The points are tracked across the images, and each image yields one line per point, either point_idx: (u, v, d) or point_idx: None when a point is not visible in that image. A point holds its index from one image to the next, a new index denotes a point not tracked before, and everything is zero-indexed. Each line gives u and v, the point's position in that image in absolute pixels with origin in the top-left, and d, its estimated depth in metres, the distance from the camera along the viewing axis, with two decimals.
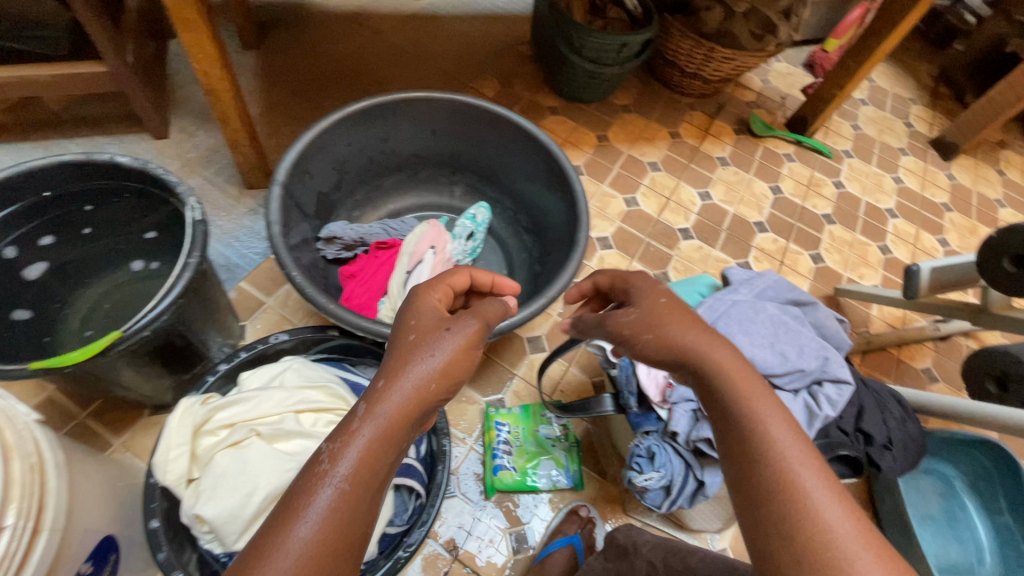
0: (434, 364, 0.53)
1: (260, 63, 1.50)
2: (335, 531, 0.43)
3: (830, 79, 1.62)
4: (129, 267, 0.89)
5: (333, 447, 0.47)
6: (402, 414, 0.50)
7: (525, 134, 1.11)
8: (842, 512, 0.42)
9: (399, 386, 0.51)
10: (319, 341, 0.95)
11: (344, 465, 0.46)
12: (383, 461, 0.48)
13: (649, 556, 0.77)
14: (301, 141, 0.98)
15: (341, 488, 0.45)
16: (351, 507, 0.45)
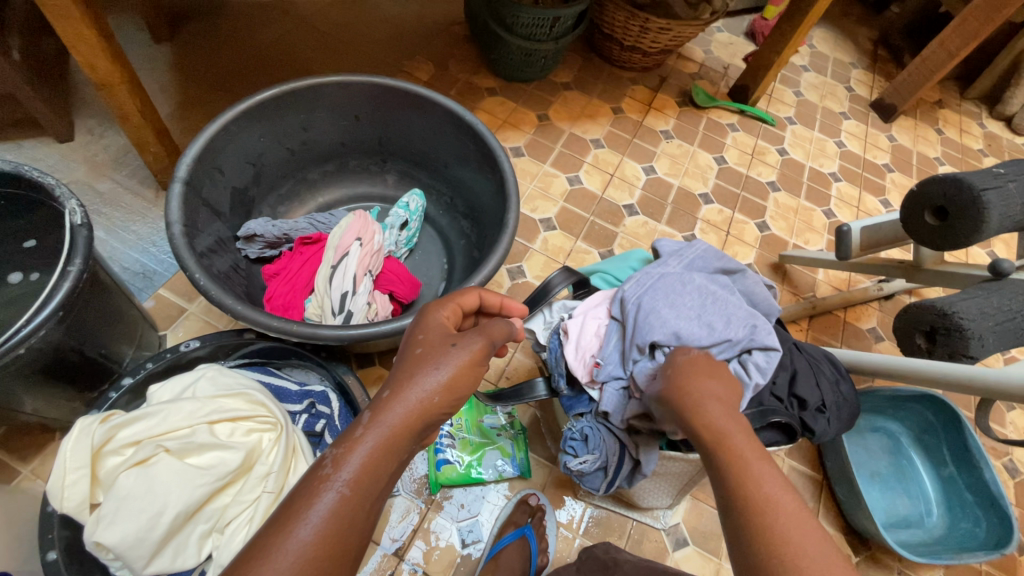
0: (440, 375, 0.51)
1: (174, 58, 1.42)
2: (335, 538, 0.41)
3: (767, 45, 1.61)
4: (16, 281, 0.82)
5: (337, 453, 0.45)
6: (410, 421, 0.49)
7: (450, 114, 1.06)
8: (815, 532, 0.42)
9: (404, 398, 0.49)
10: (238, 346, 0.90)
11: (346, 468, 0.44)
12: (384, 471, 0.46)
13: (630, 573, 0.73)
14: (204, 134, 0.91)
15: (342, 493, 0.43)
16: (345, 515, 0.42)
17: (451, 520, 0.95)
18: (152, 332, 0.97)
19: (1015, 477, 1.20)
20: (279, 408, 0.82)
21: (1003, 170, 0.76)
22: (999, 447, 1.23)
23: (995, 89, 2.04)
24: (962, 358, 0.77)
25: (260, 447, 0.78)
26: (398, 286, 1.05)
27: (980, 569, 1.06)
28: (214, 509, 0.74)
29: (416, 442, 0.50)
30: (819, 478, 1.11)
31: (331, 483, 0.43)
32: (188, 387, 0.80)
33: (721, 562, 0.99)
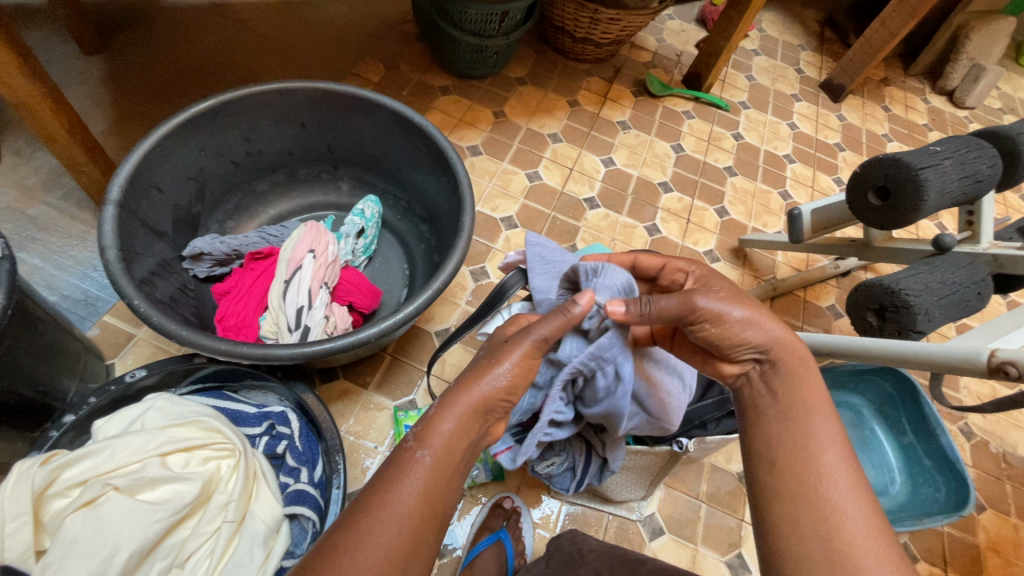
0: (509, 363, 0.51)
1: (107, 71, 1.35)
2: (431, 499, 0.44)
3: (717, 32, 1.63)
4: None
5: (420, 433, 0.47)
6: (483, 403, 0.50)
7: (399, 117, 1.04)
8: (860, 518, 0.44)
9: (473, 386, 0.50)
10: (189, 372, 0.86)
11: (432, 444, 0.46)
12: (461, 451, 0.47)
13: (594, 564, 0.73)
14: (137, 151, 0.86)
15: (430, 467, 0.45)
16: (433, 486, 0.45)
17: None
18: (97, 362, 0.93)
19: (971, 440, 1.25)
20: (236, 433, 0.79)
21: (939, 148, 0.78)
22: (955, 412, 1.28)
23: (936, 65, 2.11)
24: (911, 334, 0.79)
25: (219, 474, 0.75)
26: (356, 297, 1.02)
27: (943, 532, 1.10)
28: (172, 544, 0.70)
29: (487, 424, 0.51)
30: None
31: (421, 460, 0.45)
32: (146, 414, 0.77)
33: (697, 548, 1.00)
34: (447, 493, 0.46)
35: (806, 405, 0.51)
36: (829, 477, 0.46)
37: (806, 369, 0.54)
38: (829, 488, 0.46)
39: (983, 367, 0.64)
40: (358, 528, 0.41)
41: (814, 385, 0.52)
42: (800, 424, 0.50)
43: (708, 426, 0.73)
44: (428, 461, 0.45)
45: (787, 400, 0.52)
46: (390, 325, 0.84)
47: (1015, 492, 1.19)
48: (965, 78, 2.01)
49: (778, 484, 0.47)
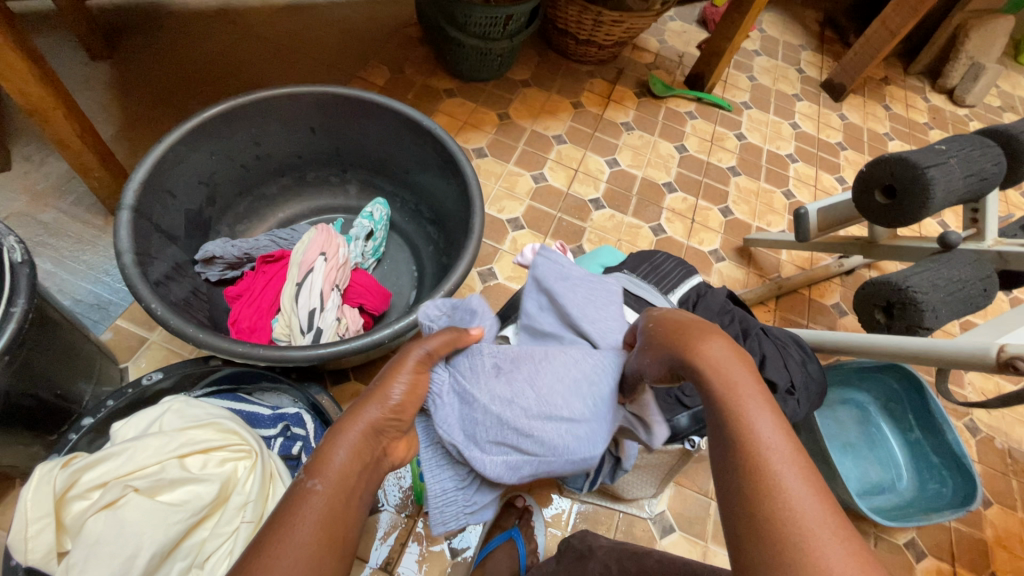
0: (401, 381, 0.51)
1: (114, 77, 1.36)
2: (332, 528, 0.38)
3: (719, 32, 1.64)
4: None
5: (311, 462, 0.42)
6: (376, 424, 0.46)
7: (407, 120, 1.05)
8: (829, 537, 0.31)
9: (368, 406, 0.46)
10: (204, 375, 0.87)
11: (328, 471, 0.41)
12: (362, 472, 0.43)
13: (604, 559, 0.73)
14: (150, 156, 0.87)
15: (330, 495, 0.39)
16: (334, 511, 0.39)
17: (438, 529, 0.94)
18: (112, 365, 0.93)
19: (976, 436, 1.26)
20: (253, 434, 0.79)
21: (944, 147, 0.79)
22: (960, 409, 1.29)
23: (936, 64, 2.12)
24: (918, 330, 0.79)
25: (236, 476, 0.75)
26: (367, 299, 1.03)
27: (949, 527, 1.11)
28: (191, 545, 0.70)
29: (382, 444, 0.47)
30: None
31: (314, 488, 0.39)
32: (151, 420, 0.77)
33: (707, 545, 1.01)
34: (349, 519, 0.39)
35: (735, 407, 0.39)
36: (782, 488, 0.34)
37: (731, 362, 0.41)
38: (782, 505, 0.33)
39: (992, 363, 0.65)
40: (246, 570, 0.34)
41: (740, 383, 0.40)
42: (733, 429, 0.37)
43: None
44: (322, 488, 0.39)
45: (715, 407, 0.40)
46: (403, 327, 0.85)
47: (1021, 487, 1.20)
48: (965, 76, 2.03)
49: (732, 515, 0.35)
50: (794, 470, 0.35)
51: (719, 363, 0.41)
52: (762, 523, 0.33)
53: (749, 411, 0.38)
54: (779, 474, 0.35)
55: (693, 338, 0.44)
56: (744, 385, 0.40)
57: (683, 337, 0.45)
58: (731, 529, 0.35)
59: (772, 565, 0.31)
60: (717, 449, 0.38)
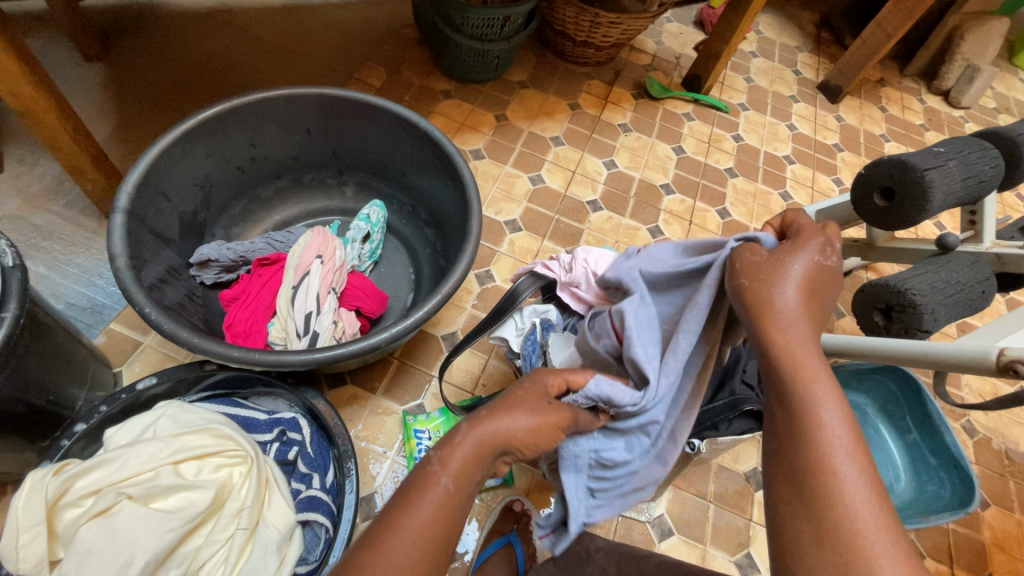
0: (536, 416, 0.48)
1: (107, 77, 1.35)
2: (443, 528, 0.40)
3: (716, 34, 1.64)
4: None
5: (442, 454, 0.44)
6: (502, 439, 0.47)
7: (404, 122, 1.05)
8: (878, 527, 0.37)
9: (495, 425, 0.46)
10: (198, 379, 0.86)
11: (455, 471, 0.43)
12: (477, 485, 0.44)
13: (604, 564, 0.73)
14: (144, 158, 0.86)
15: (450, 494, 0.42)
16: (450, 513, 0.41)
17: None
18: (105, 370, 0.92)
19: (974, 437, 1.26)
20: (248, 439, 0.78)
21: (943, 149, 0.79)
22: (957, 410, 1.29)
23: (931, 66, 2.13)
24: (917, 333, 0.79)
25: (231, 482, 0.74)
26: (364, 301, 1.02)
27: (948, 529, 1.11)
28: (186, 553, 0.69)
29: (501, 463, 0.47)
30: None
31: (442, 486, 0.42)
32: (145, 425, 0.76)
33: (706, 548, 1.01)
34: (458, 520, 0.42)
35: (810, 392, 0.42)
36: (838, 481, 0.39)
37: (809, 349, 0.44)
38: (839, 498, 0.38)
39: (993, 366, 0.66)
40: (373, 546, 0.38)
41: (820, 368, 0.43)
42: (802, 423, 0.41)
43: (720, 427, 0.74)
44: (450, 488, 0.42)
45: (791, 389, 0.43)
46: (400, 330, 0.84)
47: (1018, 488, 1.20)
48: (960, 78, 2.03)
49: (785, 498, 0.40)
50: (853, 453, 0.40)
51: (797, 350, 0.44)
52: (816, 500, 0.39)
53: (820, 397, 0.42)
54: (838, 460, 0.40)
55: (790, 311, 0.45)
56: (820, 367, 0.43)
57: (775, 309, 0.45)
58: (782, 500, 0.41)
59: (821, 538, 0.37)
60: (781, 426, 0.43)
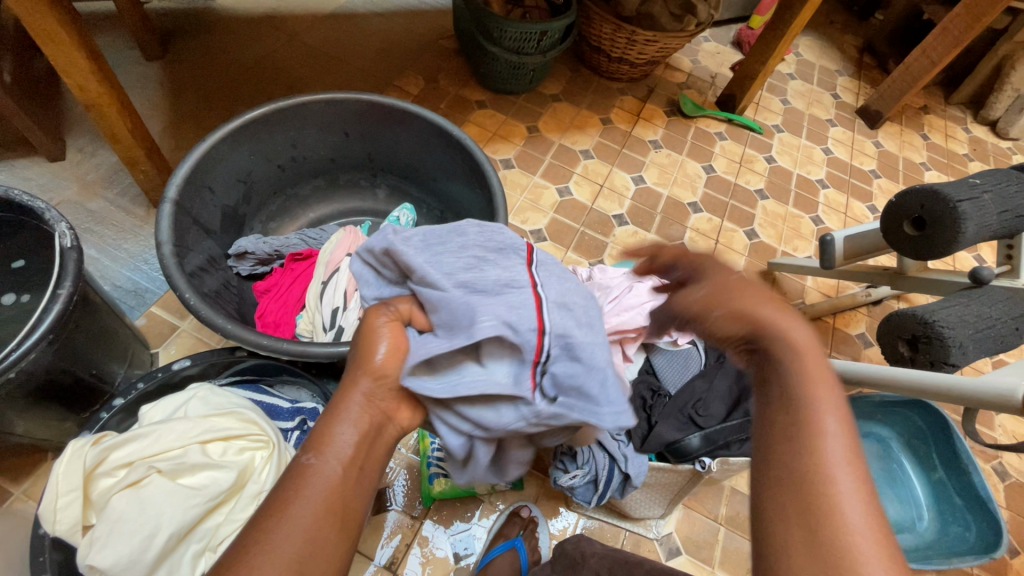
0: (386, 342, 0.51)
1: (164, 76, 1.43)
2: (336, 503, 0.42)
3: (753, 55, 1.64)
4: None
5: (313, 442, 0.45)
6: (372, 398, 0.49)
7: (437, 131, 1.08)
8: (870, 524, 0.36)
9: (360, 390, 0.49)
10: (229, 364, 0.90)
11: (328, 451, 0.44)
12: (367, 457, 0.46)
13: (596, 569, 0.74)
14: (193, 154, 0.92)
15: (332, 476, 0.43)
16: (338, 493, 0.43)
17: (444, 533, 0.95)
18: (144, 350, 0.98)
19: (1004, 480, 1.22)
20: (271, 425, 0.81)
21: (978, 181, 0.78)
22: (989, 451, 1.24)
23: (978, 95, 2.07)
24: (943, 366, 0.78)
25: (253, 465, 0.77)
26: None
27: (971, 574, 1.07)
28: (207, 529, 0.73)
29: (383, 420, 0.50)
30: None
31: (308, 465, 0.43)
32: (177, 405, 0.80)
33: (714, 571, 0.99)
34: (352, 493, 0.44)
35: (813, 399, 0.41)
36: (838, 484, 0.37)
37: (808, 354, 0.45)
38: (838, 498, 0.36)
39: (1017, 405, 0.64)
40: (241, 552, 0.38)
41: (825, 375, 0.43)
42: (798, 411, 0.41)
43: (732, 447, 0.75)
44: (317, 465, 0.43)
45: (792, 390, 0.42)
46: None
47: None
48: (1009, 109, 1.97)
49: (767, 484, 0.39)
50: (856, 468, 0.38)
51: (798, 340, 0.45)
52: (807, 493, 0.37)
53: (819, 391, 0.42)
54: (837, 469, 0.37)
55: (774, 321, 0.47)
56: (825, 377, 0.43)
57: (768, 323, 0.47)
58: (766, 489, 0.39)
59: (808, 530, 0.36)
60: (777, 406, 0.42)
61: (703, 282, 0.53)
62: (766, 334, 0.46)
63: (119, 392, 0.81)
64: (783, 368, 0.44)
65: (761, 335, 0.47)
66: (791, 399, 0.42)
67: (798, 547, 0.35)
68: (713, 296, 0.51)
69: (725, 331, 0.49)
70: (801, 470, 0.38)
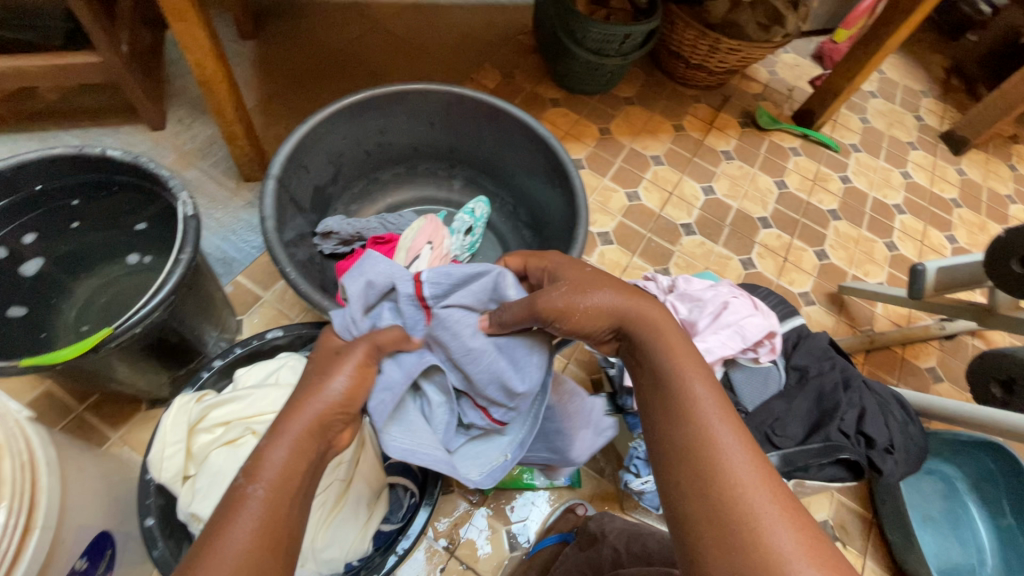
0: (343, 375, 0.53)
1: (257, 55, 1.49)
2: (270, 531, 0.41)
3: (839, 71, 1.59)
4: (125, 260, 0.88)
5: (247, 466, 0.44)
6: (318, 422, 0.49)
7: (523, 127, 1.09)
8: (748, 460, 0.44)
9: (302, 412, 0.49)
10: (315, 337, 0.94)
11: (263, 477, 0.43)
12: (304, 475, 0.46)
13: (614, 544, 0.79)
14: (295, 134, 0.96)
15: (267, 496, 0.42)
16: (273, 516, 0.42)
17: (499, 520, 0.97)
18: (232, 317, 1.04)
19: None
20: None
21: None
22: None
23: None
24: None
25: None
26: None
27: None
28: None
29: (326, 441, 0.50)
30: (868, 516, 1.08)
31: (252, 495, 0.42)
32: (269, 371, 0.85)
33: None
34: (291, 519, 0.43)
35: (678, 369, 0.50)
36: (716, 435, 0.46)
37: (659, 328, 0.55)
38: (719, 448, 0.45)
39: None
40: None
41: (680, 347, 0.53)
42: (672, 384, 0.50)
43: (810, 470, 0.74)
44: (261, 494, 0.42)
45: (659, 362, 0.53)
46: None
47: None
48: None
49: (665, 454, 0.47)
50: (725, 419, 0.47)
51: (653, 322, 0.55)
52: (694, 452, 0.45)
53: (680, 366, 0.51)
54: (709, 419, 0.47)
55: (619, 305, 0.57)
56: (684, 348, 0.54)
57: (625, 309, 0.56)
58: (666, 460, 0.47)
59: (699, 485, 0.44)
60: (654, 390, 0.52)
61: (566, 276, 0.61)
62: (625, 321, 0.56)
63: (218, 354, 0.85)
64: (649, 346, 0.54)
65: (626, 319, 0.56)
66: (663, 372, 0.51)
67: (694, 500, 0.43)
68: (577, 291, 0.58)
69: (596, 328, 0.58)
70: (682, 432, 0.47)
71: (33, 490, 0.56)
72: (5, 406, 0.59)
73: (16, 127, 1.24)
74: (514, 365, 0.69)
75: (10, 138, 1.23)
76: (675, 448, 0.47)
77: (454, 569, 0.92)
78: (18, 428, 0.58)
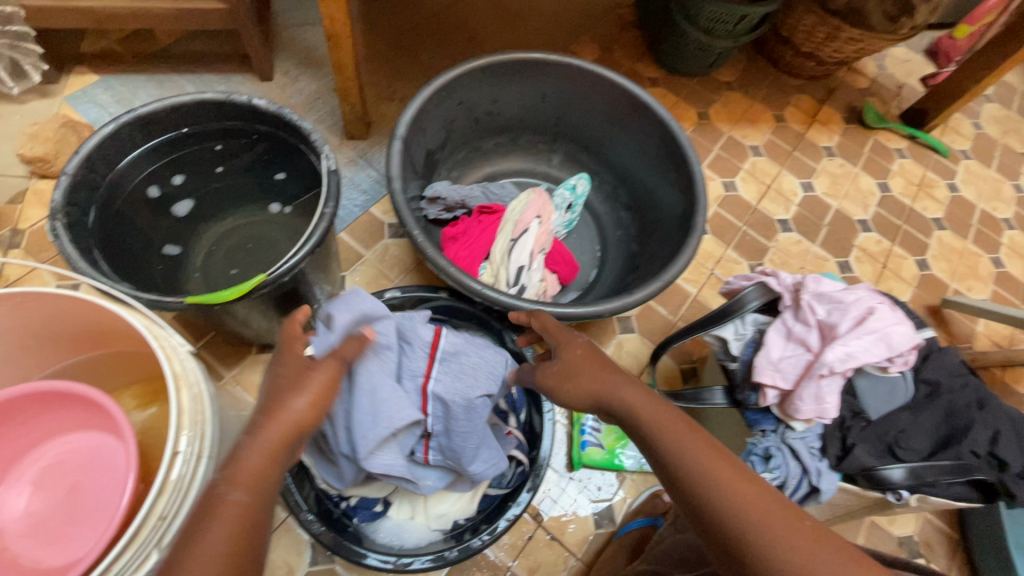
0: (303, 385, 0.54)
1: (361, 11, 1.48)
2: (237, 541, 0.43)
3: (963, 71, 1.48)
4: (268, 209, 0.96)
5: (222, 475, 0.46)
6: (294, 426, 0.52)
7: (639, 106, 1.06)
8: (762, 508, 0.47)
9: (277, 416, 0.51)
10: (426, 301, 0.96)
11: (238, 487, 0.46)
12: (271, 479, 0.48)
13: None
14: (419, 97, 0.96)
15: (240, 496, 0.45)
16: (241, 529, 0.44)
17: (586, 497, 0.98)
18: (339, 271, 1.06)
19: None
20: None
21: None
22: None
23: None
24: None
25: None
26: (561, 268, 1.08)
27: None
28: None
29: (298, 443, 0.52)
30: (957, 537, 1.06)
31: (230, 502, 0.45)
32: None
33: None
34: (253, 529, 0.45)
35: (656, 434, 0.55)
36: (725, 491, 0.49)
37: (639, 394, 0.60)
38: (732, 503, 0.48)
39: None
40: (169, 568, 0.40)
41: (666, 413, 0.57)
42: (664, 451, 0.54)
43: (936, 488, 0.73)
44: (239, 501, 0.45)
45: (644, 430, 0.57)
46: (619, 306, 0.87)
47: None
48: None
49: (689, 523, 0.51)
50: (722, 469, 0.50)
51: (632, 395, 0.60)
52: (706, 518, 0.49)
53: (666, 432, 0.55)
54: (709, 480, 0.50)
55: (598, 379, 0.63)
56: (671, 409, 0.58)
57: (603, 381, 0.62)
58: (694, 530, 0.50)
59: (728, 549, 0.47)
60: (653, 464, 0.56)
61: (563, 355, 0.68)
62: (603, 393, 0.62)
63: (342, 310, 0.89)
64: (636, 416, 0.59)
65: (607, 387, 0.62)
66: (657, 422, 0.57)
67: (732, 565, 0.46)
68: (568, 375, 0.65)
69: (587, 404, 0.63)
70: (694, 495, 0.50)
71: (204, 426, 0.59)
72: (172, 339, 0.62)
73: (134, 68, 1.27)
74: (488, 444, 0.78)
75: (129, 79, 1.25)
76: (696, 516, 0.50)
77: (542, 538, 0.94)
78: (188, 363, 0.61)
